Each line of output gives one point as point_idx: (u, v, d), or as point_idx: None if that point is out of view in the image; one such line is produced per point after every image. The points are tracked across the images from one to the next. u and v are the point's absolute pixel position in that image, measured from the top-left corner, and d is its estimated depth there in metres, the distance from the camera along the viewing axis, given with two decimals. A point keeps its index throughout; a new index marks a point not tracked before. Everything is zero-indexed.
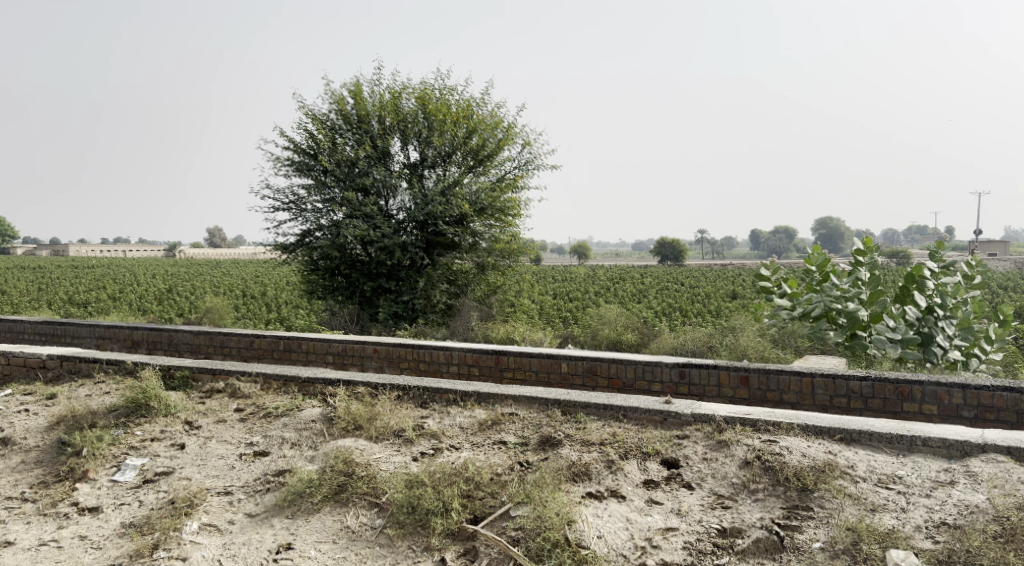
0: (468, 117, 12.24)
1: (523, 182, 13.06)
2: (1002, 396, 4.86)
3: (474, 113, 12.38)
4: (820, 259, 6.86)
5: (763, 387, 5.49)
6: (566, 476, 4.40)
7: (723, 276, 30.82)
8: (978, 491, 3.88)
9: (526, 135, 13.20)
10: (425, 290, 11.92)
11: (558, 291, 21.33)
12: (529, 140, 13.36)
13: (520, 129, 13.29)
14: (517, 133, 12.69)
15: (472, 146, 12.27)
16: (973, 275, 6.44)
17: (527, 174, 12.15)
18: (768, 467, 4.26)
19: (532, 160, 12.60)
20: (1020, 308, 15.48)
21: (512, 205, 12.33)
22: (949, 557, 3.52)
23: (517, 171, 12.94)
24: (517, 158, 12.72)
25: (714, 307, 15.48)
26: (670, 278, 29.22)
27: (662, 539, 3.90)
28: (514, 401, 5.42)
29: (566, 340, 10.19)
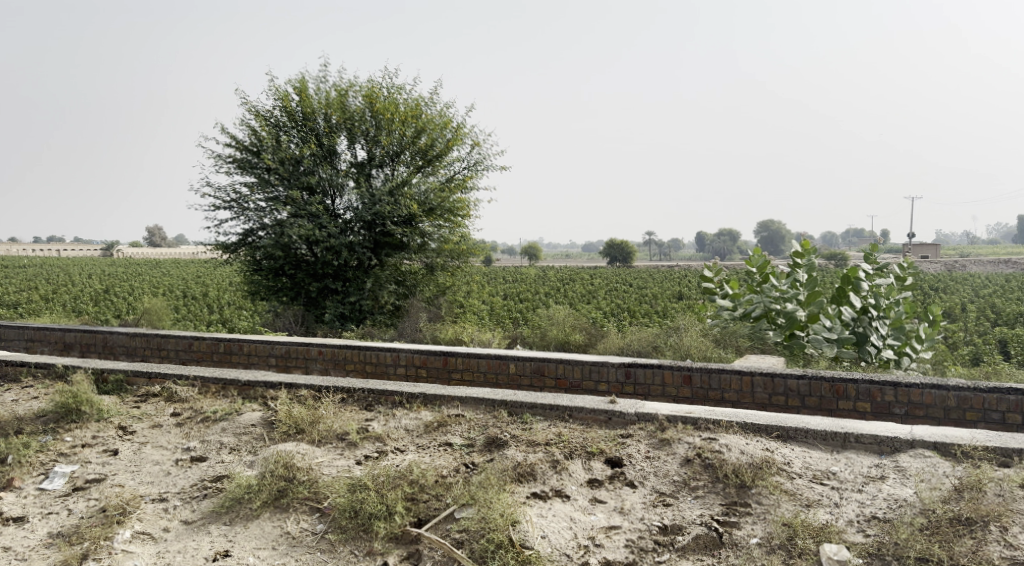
0: (416, 117, 12.18)
1: (472, 183, 13.03)
2: (931, 393, 5.03)
3: (422, 113, 12.30)
4: (760, 260, 7.02)
5: (706, 386, 5.58)
6: (512, 477, 4.40)
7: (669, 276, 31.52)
8: (906, 485, 4.01)
9: (476, 136, 13.19)
10: (373, 291, 11.78)
11: (507, 292, 21.43)
12: (478, 140, 13.34)
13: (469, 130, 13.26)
14: (466, 133, 12.66)
15: (421, 146, 12.20)
16: (906, 276, 6.62)
17: (476, 174, 12.14)
18: (709, 464, 4.33)
19: (481, 161, 12.58)
20: (947, 308, 16.18)
21: (461, 205, 12.30)
22: (879, 550, 3.63)
23: (466, 171, 12.90)
24: (466, 158, 12.69)
25: (660, 308, 15.74)
26: (620, 278, 29.66)
27: (605, 538, 3.93)
28: (460, 402, 5.38)
29: (514, 341, 10.25)
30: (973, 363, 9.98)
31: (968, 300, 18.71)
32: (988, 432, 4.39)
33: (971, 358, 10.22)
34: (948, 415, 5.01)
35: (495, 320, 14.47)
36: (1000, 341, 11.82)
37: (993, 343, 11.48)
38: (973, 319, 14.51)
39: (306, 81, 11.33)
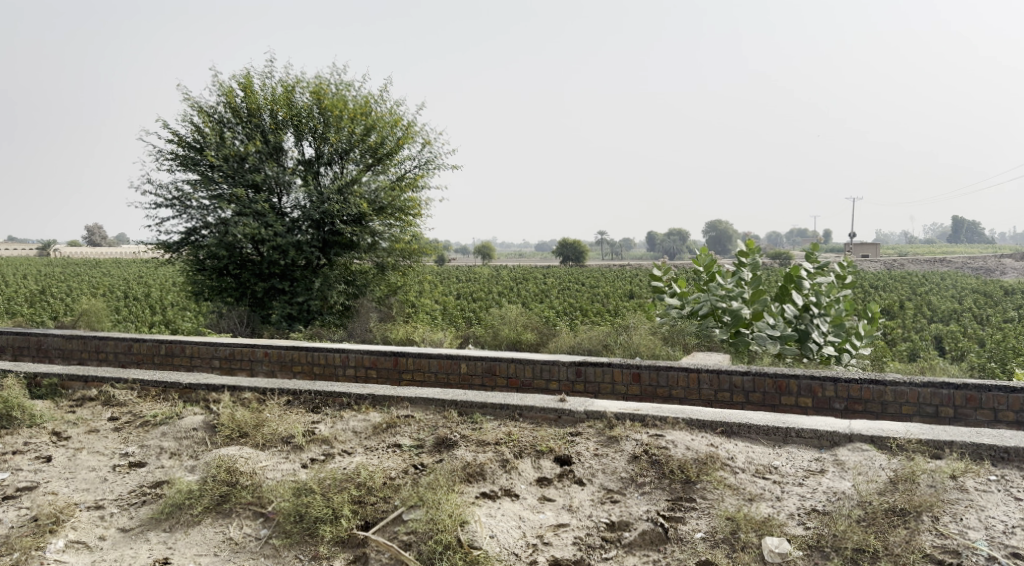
0: (366, 114, 12.07)
1: (424, 182, 12.97)
2: (869, 388, 5.19)
3: (371, 110, 12.22)
4: (707, 259, 7.12)
5: (654, 383, 5.65)
6: (461, 477, 4.36)
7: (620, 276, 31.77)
8: (844, 478, 4.12)
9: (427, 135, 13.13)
10: (321, 290, 11.58)
11: (458, 292, 21.28)
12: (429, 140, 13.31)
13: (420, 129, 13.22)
14: (417, 132, 12.59)
15: (371, 144, 12.08)
16: (845, 275, 6.82)
17: (427, 173, 12.09)
18: (655, 460, 4.38)
19: (432, 160, 12.52)
20: (885, 306, 16.74)
21: (411, 205, 12.31)
22: (818, 542, 3.72)
23: (417, 170, 12.83)
24: (417, 157, 12.62)
25: (611, 306, 15.91)
26: (571, 278, 29.84)
27: (553, 536, 3.94)
28: (409, 403, 5.32)
29: (465, 341, 10.26)
30: (910, 360, 10.33)
31: (905, 299, 19.37)
32: (922, 425, 4.54)
33: (908, 354, 10.58)
34: (884, 410, 5.16)
35: (448, 320, 14.42)
36: (935, 337, 12.29)
37: (928, 339, 11.91)
38: (910, 315, 15.04)
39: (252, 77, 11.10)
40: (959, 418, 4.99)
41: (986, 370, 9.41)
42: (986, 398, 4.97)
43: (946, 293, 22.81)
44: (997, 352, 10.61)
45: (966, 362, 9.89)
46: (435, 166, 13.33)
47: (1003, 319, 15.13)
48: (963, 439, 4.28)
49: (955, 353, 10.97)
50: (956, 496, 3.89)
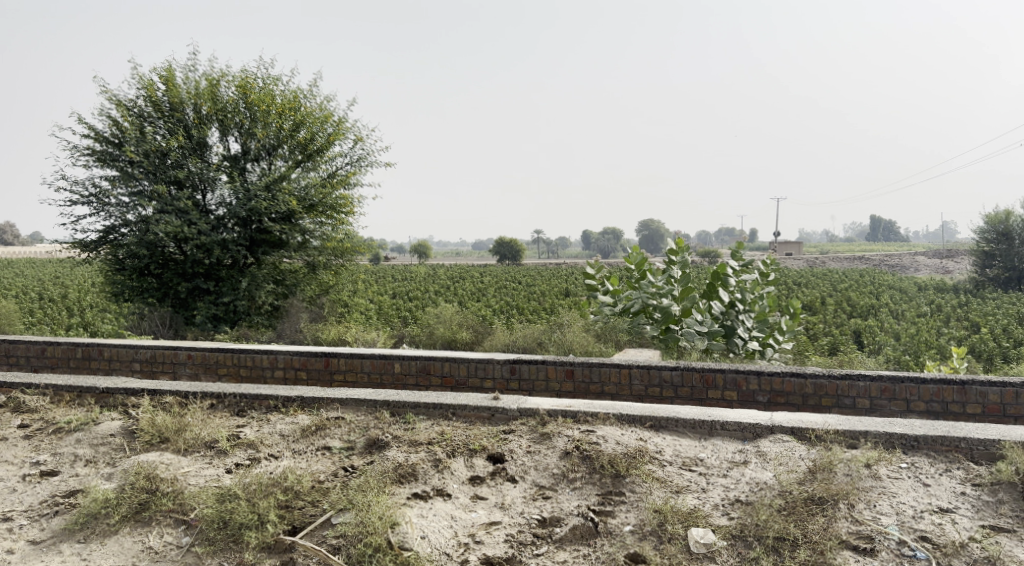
0: (295, 109, 11.90)
1: (356, 179, 12.80)
2: (790, 381, 5.38)
3: (300, 105, 12.00)
4: (638, 258, 7.22)
5: (587, 379, 5.74)
6: (392, 479, 4.30)
7: (556, 275, 31.90)
8: (766, 468, 4.26)
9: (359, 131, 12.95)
10: (248, 290, 11.22)
11: (393, 291, 20.95)
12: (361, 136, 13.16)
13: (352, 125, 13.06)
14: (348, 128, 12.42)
15: (300, 139, 11.87)
16: (769, 272, 7.02)
17: (360, 171, 11.96)
18: (586, 456, 4.42)
19: (364, 156, 12.35)
20: (808, 303, 17.41)
21: (343, 202, 12.20)
22: (741, 532, 3.82)
23: (349, 167, 12.65)
24: (348, 154, 12.45)
25: (547, 304, 16.04)
26: (507, 278, 29.78)
27: (485, 534, 3.94)
28: (340, 405, 5.21)
29: (399, 339, 10.28)
30: (831, 354, 10.74)
31: (826, 295, 20.18)
32: (839, 416, 4.72)
33: (829, 348, 11.01)
34: (805, 402, 5.36)
35: (383, 320, 14.26)
36: (855, 331, 12.84)
37: (848, 334, 12.41)
38: (831, 311, 15.66)
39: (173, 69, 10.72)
40: (875, 409, 5.22)
41: (899, 362, 9.88)
42: (899, 390, 5.18)
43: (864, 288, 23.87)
44: (910, 345, 11.16)
45: (882, 355, 10.35)
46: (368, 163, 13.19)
47: (917, 314, 15.91)
48: (876, 429, 4.46)
49: (872, 345, 11.48)
50: (870, 483, 4.05)
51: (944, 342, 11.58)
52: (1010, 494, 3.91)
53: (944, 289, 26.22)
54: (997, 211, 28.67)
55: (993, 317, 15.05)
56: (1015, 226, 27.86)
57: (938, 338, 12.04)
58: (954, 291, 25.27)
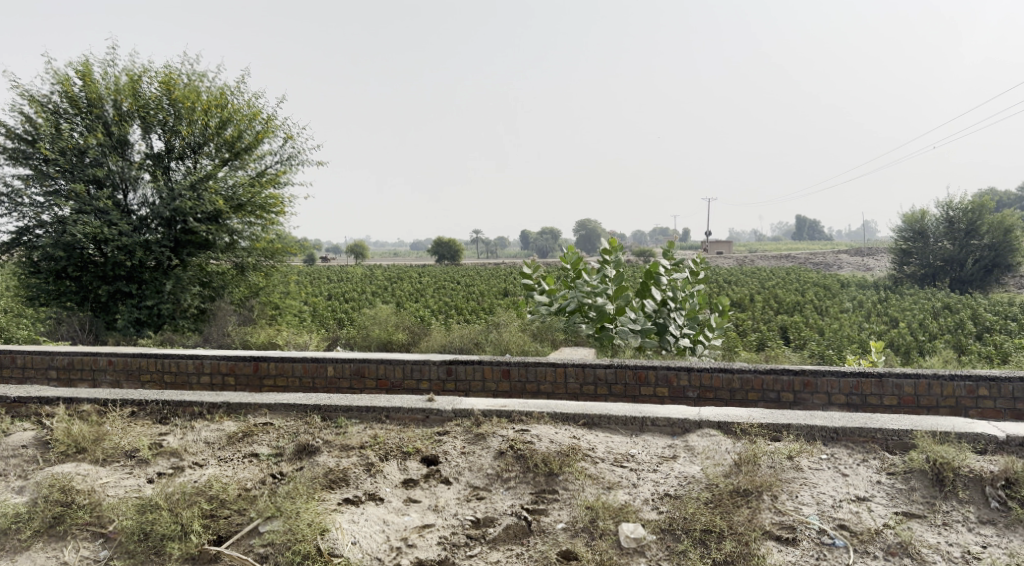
0: (221, 106, 11.61)
1: (287, 178, 12.56)
2: (719, 376, 5.52)
3: (227, 102, 11.71)
4: (573, 257, 7.32)
5: (523, 379, 5.75)
6: (322, 484, 4.21)
7: (494, 274, 31.96)
8: (694, 462, 4.35)
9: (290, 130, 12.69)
10: (173, 293, 10.80)
11: (328, 293, 20.59)
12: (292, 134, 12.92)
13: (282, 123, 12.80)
14: (278, 125, 12.15)
15: (227, 137, 11.60)
16: (699, 270, 7.12)
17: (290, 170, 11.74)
18: (520, 455, 4.41)
19: (294, 155, 12.09)
20: (737, 300, 17.90)
21: (273, 202, 12.03)
22: (670, 525, 3.90)
23: (280, 165, 12.40)
24: (278, 152, 12.21)
25: (486, 304, 16.05)
26: (443, 277, 29.64)
27: (417, 537, 3.91)
28: (268, 410, 5.07)
29: (333, 342, 10.13)
30: (759, 349, 11.07)
31: (755, 292, 20.82)
32: (764, 410, 4.86)
33: (757, 344, 11.35)
34: (732, 397, 5.51)
35: (318, 323, 14.00)
36: (782, 327, 13.29)
37: (775, 330, 12.84)
38: (760, 308, 16.14)
39: (91, 64, 10.31)
40: (798, 402, 5.38)
41: (823, 356, 10.25)
42: (821, 383, 5.35)
43: (791, 286, 24.75)
44: (833, 340, 11.61)
45: (807, 350, 10.71)
46: (300, 161, 12.95)
47: (840, 310, 16.55)
48: (799, 422, 4.60)
49: (798, 340, 11.90)
50: (793, 475, 4.18)
51: (865, 336, 12.06)
52: (921, 482, 4.09)
53: (866, 286, 27.40)
54: (914, 211, 30.04)
55: (910, 312, 15.77)
56: (929, 225, 29.26)
57: (859, 333, 12.56)
58: (875, 287, 26.41)
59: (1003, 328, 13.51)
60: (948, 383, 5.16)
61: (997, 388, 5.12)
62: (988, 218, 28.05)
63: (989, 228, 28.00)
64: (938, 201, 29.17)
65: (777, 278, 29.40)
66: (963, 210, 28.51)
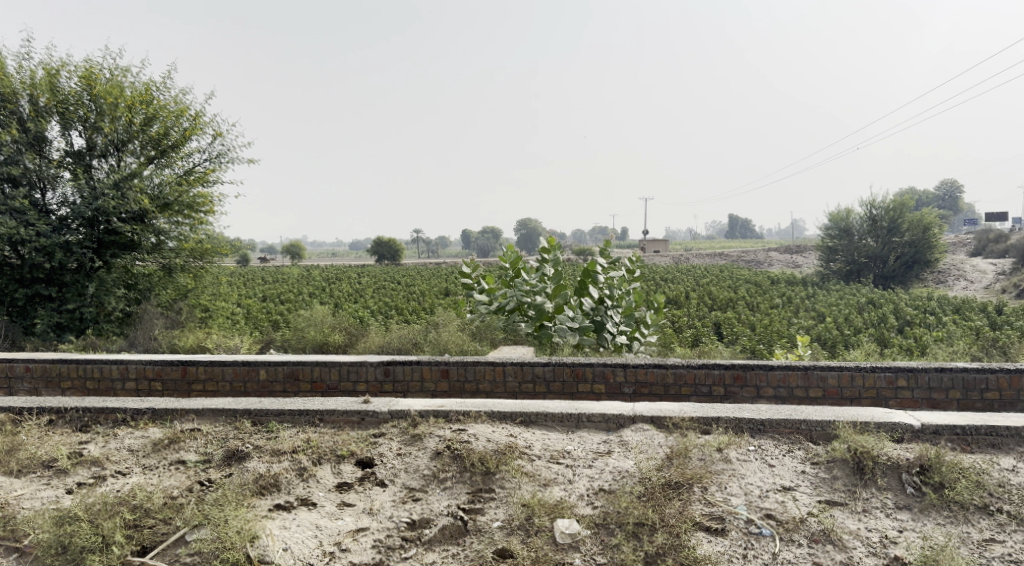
0: (146, 102, 11.23)
1: (217, 176, 12.25)
2: (653, 371, 5.63)
3: (152, 98, 11.33)
4: (513, 256, 7.30)
5: (461, 378, 5.73)
6: (252, 490, 4.11)
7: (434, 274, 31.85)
8: (628, 457, 4.42)
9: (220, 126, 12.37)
10: (96, 296, 10.38)
11: (263, 295, 20.16)
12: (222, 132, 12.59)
13: (212, 120, 12.46)
14: (207, 122, 11.82)
15: (152, 134, 11.26)
16: (634, 269, 7.27)
17: (219, 168, 11.47)
18: (457, 455, 4.38)
19: (223, 152, 11.80)
20: (673, 297, 18.29)
21: (202, 201, 11.79)
22: (604, 520, 3.95)
23: (209, 163, 12.09)
24: (207, 149, 11.90)
25: (427, 304, 15.95)
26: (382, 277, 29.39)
27: (351, 541, 3.85)
28: (196, 416, 4.92)
29: (266, 345, 9.93)
30: (693, 345, 11.33)
31: (691, 289, 21.32)
32: (695, 404, 4.96)
33: (692, 339, 11.61)
34: (667, 391, 5.62)
35: (252, 326, 13.67)
36: (715, 323, 13.63)
37: (709, 326, 13.16)
38: (695, 305, 16.51)
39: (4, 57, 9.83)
40: (729, 395, 5.53)
41: (754, 351, 10.55)
42: (750, 376, 5.51)
43: (725, 283, 25.41)
44: (764, 335, 11.97)
45: (739, 345, 11.00)
46: (230, 159, 12.63)
47: (770, 306, 17.08)
48: (728, 415, 4.72)
49: (730, 335, 12.23)
50: (722, 467, 4.29)
51: (793, 331, 12.46)
52: (843, 470, 4.25)
53: (795, 282, 28.29)
54: (840, 210, 31.18)
55: (836, 307, 16.35)
56: (854, 223, 30.42)
57: (788, 327, 12.98)
58: (804, 284, 27.32)
59: (922, 322, 14.14)
60: (869, 374, 5.38)
61: (915, 379, 5.36)
62: (908, 216, 29.37)
63: (909, 227, 29.41)
64: (863, 200, 30.37)
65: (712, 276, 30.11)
66: (886, 209, 29.73)
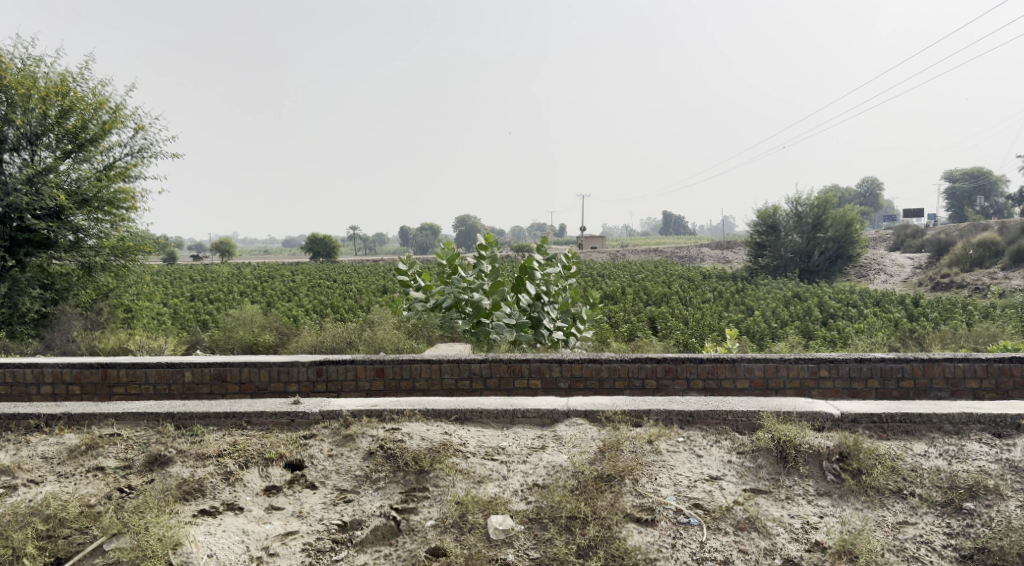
0: (62, 94, 10.76)
1: (139, 171, 11.84)
2: (588, 366, 5.71)
3: (68, 90, 10.85)
4: (449, 253, 7.21)
5: (397, 377, 5.68)
6: (175, 496, 3.99)
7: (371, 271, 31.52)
8: (562, 452, 4.46)
9: (142, 120, 11.96)
10: (8, 296, 9.90)
11: (193, 293, 19.59)
12: (143, 126, 12.18)
13: (133, 113, 12.04)
14: (128, 116, 11.41)
15: (69, 128, 10.78)
16: (570, 265, 7.35)
17: (140, 164, 11.09)
18: (390, 454, 4.33)
19: (145, 146, 11.40)
20: (609, 292, 18.57)
21: (123, 197, 11.36)
22: (537, 514, 3.97)
23: (130, 158, 11.66)
24: (129, 144, 11.49)
25: (363, 302, 15.74)
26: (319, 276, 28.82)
27: (279, 545, 3.78)
28: (116, 420, 4.74)
29: (193, 346, 9.64)
30: (629, 340, 11.53)
31: (626, 285, 21.72)
32: (627, 398, 5.04)
33: (627, 335, 11.79)
34: (601, 385, 5.70)
35: (180, 327, 13.25)
36: (650, 318, 13.92)
37: (644, 321, 13.41)
38: (629, 300, 16.80)
39: None
40: (661, 389, 5.65)
41: (687, 345, 10.79)
42: (681, 369, 5.64)
43: (661, 278, 25.95)
44: (696, 329, 12.26)
45: (671, 339, 11.24)
46: (153, 153, 12.22)
47: (703, 300, 17.51)
48: (658, 408, 4.82)
49: (664, 329, 12.48)
50: (653, 458, 4.37)
51: (723, 324, 12.82)
52: (767, 458, 4.38)
53: (727, 277, 29.06)
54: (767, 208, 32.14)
55: (763, 301, 16.87)
56: (782, 220, 31.44)
57: (719, 321, 13.34)
58: (735, 279, 28.08)
59: (844, 315, 14.72)
60: (793, 365, 5.57)
61: (836, 369, 5.58)
62: (832, 213, 30.57)
63: (833, 222, 30.49)
64: (789, 198, 31.48)
65: (648, 271, 30.71)
66: (811, 206, 30.85)
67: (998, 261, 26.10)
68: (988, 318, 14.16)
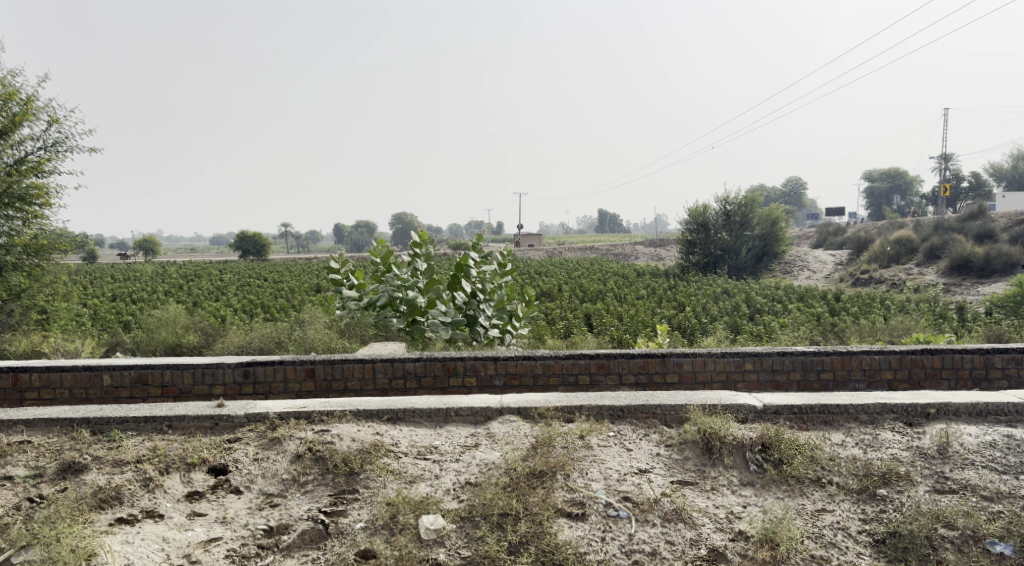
0: None
1: (53, 166, 11.32)
2: (522, 363, 5.74)
3: None
4: (383, 251, 7.14)
5: (329, 377, 5.59)
6: (91, 505, 3.84)
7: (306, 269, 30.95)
8: (494, 449, 4.47)
9: (57, 113, 11.45)
10: None
11: (115, 293, 18.84)
12: (58, 119, 11.66)
13: (46, 105, 11.51)
14: (41, 108, 10.89)
15: None
16: (506, 263, 7.37)
17: (55, 158, 10.62)
18: (319, 457, 4.27)
19: (61, 140, 10.92)
20: (546, 290, 18.74)
21: (36, 193, 10.86)
22: (469, 512, 3.97)
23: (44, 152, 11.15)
24: (42, 137, 10.97)
25: (296, 301, 15.45)
26: (252, 274, 28.16)
27: (202, 552, 3.67)
28: (26, 427, 4.54)
29: (114, 348, 9.28)
30: (564, 336, 11.67)
31: (564, 282, 21.98)
32: (559, 394, 5.10)
33: (564, 331, 11.91)
34: (536, 382, 5.74)
35: (100, 328, 12.74)
36: (586, 314, 14.13)
37: (580, 317, 13.60)
38: (566, 297, 17.01)
39: None
40: (594, 384, 5.73)
41: (620, 341, 10.98)
42: (613, 364, 5.74)
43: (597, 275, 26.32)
44: (630, 324, 12.49)
45: (605, 336, 11.42)
46: (69, 147, 11.71)
47: (637, 297, 17.84)
48: (589, 404, 4.89)
49: (599, 325, 12.67)
50: (583, 453, 4.42)
51: (657, 320, 13.08)
52: (694, 451, 4.50)
53: (663, 274, 29.75)
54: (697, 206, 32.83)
55: (695, 297, 17.31)
56: (711, 218, 31.96)
57: (651, 317, 13.62)
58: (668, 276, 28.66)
59: (771, 310, 15.25)
60: (720, 360, 5.74)
61: (760, 362, 5.77)
62: (760, 212, 31.77)
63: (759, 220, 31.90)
64: (719, 197, 32.31)
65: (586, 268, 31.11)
66: (739, 205, 31.75)
67: (914, 257, 27.48)
68: (904, 312, 14.87)
